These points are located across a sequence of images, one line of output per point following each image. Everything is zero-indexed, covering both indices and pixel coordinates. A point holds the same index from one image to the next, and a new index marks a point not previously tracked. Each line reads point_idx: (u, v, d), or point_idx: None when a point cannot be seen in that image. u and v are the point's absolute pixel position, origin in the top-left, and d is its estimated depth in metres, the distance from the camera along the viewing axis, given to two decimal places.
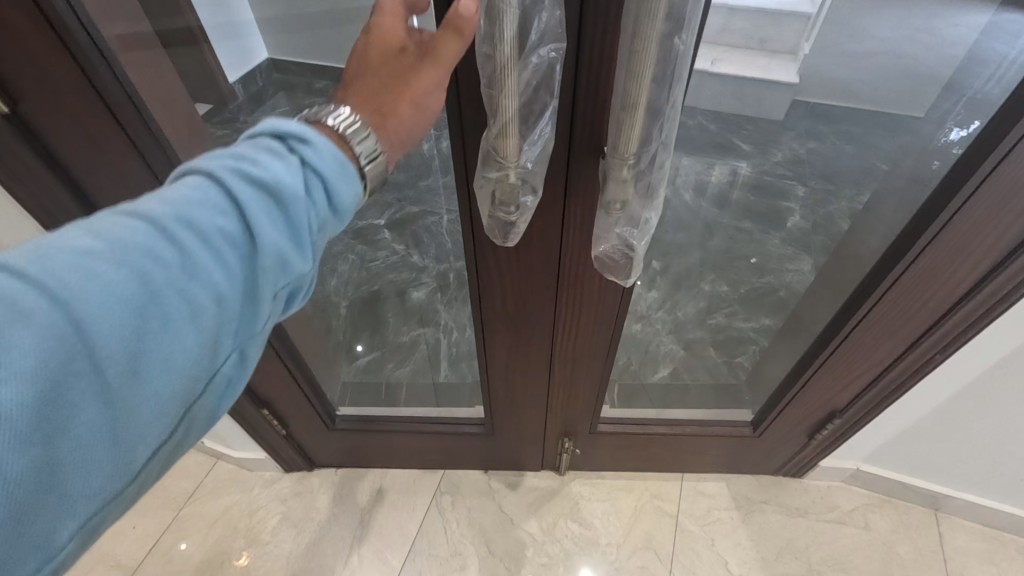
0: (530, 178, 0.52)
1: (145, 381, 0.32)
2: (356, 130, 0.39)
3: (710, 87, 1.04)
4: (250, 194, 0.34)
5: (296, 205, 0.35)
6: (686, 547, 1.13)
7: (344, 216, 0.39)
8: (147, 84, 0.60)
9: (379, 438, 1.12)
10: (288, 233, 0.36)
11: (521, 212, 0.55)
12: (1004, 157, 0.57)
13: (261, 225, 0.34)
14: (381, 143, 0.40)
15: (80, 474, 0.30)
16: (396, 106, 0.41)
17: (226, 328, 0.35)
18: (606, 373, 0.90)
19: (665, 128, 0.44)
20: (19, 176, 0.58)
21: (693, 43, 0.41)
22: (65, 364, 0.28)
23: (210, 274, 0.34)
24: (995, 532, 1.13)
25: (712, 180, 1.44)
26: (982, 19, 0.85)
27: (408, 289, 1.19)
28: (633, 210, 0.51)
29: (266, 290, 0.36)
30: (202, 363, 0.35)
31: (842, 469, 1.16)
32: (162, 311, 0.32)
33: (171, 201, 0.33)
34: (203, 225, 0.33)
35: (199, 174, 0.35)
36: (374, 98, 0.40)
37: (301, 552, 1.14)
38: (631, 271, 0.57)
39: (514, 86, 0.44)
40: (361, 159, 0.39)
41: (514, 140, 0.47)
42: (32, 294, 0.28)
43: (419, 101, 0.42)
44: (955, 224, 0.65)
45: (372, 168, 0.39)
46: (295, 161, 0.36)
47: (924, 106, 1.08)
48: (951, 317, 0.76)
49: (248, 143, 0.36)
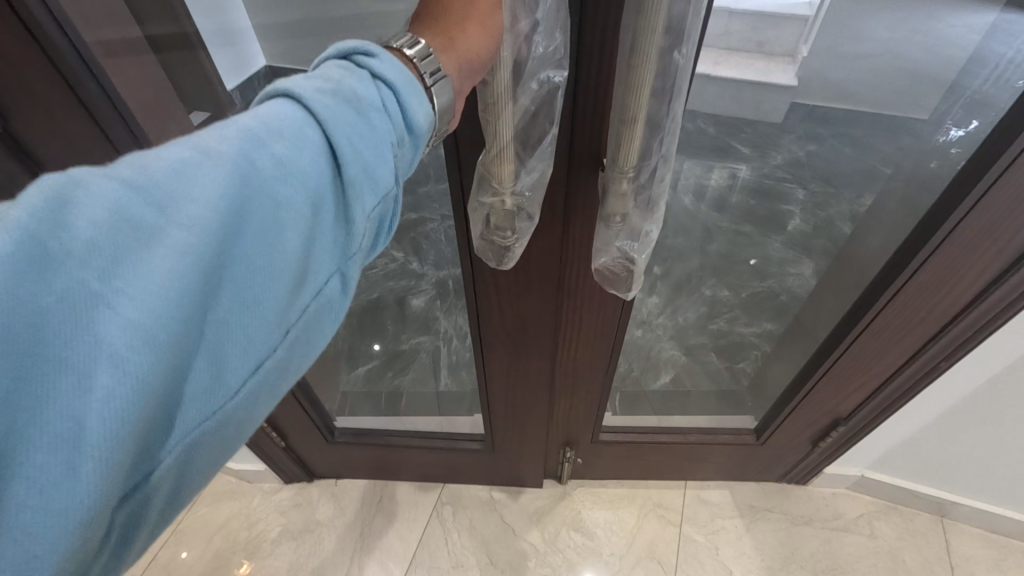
0: (526, 206, 0.52)
1: (241, 302, 0.26)
2: (421, 47, 0.32)
3: (709, 90, 1.03)
4: (332, 100, 0.28)
5: (376, 115, 0.30)
6: (689, 557, 1.12)
7: (427, 133, 0.33)
8: (151, 114, 0.62)
9: (378, 449, 1.14)
10: (379, 143, 0.30)
11: (520, 236, 0.54)
12: (1010, 164, 0.56)
13: (352, 133, 0.29)
14: (446, 65, 0.34)
15: (181, 428, 0.24)
16: (464, 26, 0.36)
17: (320, 253, 0.29)
18: (607, 384, 0.89)
19: (665, 143, 0.44)
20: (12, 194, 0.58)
21: (692, 55, 0.40)
22: (167, 283, 0.23)
23: (300, 177, 0.27)
24: (1002, 538, 1.11)
25: (711, 184, 1.43)
26: (981, 20, 0.84)
27: (406, 296, 1.07)
28: (633, 222, 0.50)
29: (363, 209, 0.30)
30: (302, 293, 0.28)
31: (847, 476, 1.15)
32: (258, 226, 0.26)
33: (253, 115, 0.28)
34: (291, 130, 0.27)
35: (278, 90, 0.29)
36: (433, 21, 0.35)
37: (301, 565, 1.13)
38: (631, 284, 0.57)
39: (509, 115, 0.43)
40: (429, 77, 0.32)
41: (509, 166, 0.47)
42: (124, 210, 0.23)
43: (477, 15, 0.36)
44: (960, 232, 0.64)
45: (441, 90, 0.33)
46: (367, 75, 0.30)
47: (924, 108, 1.07)
48: (957, 325, 0.75)
49: (317, 68, 0.31)
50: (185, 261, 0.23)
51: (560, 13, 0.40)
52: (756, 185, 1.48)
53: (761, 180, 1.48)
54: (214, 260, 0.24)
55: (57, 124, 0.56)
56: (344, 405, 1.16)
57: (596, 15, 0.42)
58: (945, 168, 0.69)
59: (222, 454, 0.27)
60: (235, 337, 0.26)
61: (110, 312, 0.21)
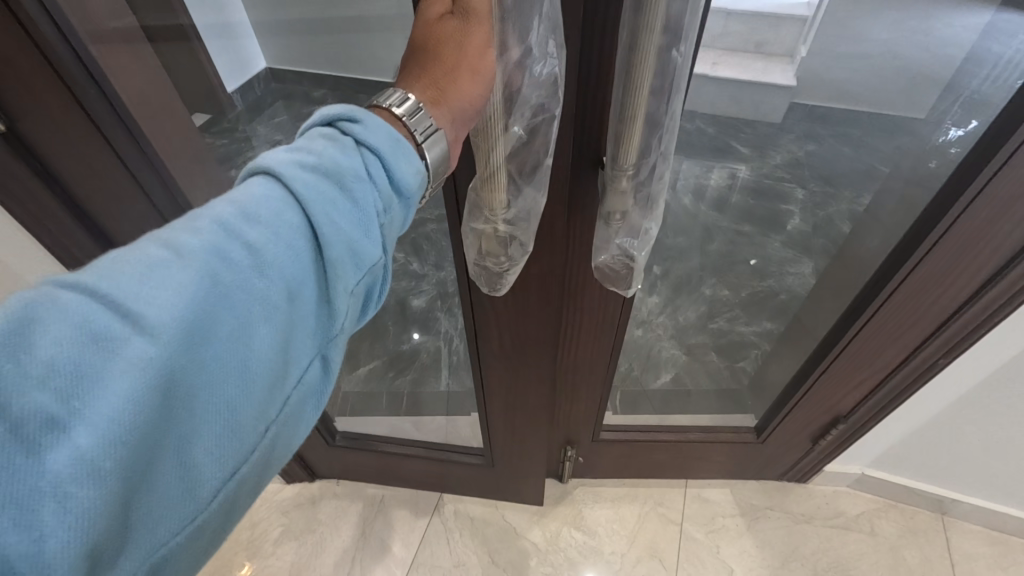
0: (519, 234, 0.53)
1: (212, 401, 0.27)
2: (411, 103, 0.34)
3: (709, 90, 1.04)
4: (311, 179, 0.30)
5: (360, 186, 0.31)
6: (690, 555, 1.12)
7: (413, 196, 0.35)
8: (148, 113, 0.62)
9: (375, 457, 1.14)
10: (357, 216, 0.31)
11: (514, 265, 0.57)
12: (1006, 161, 0.57)
13: (332, 209, 0.30)
14: (437, 120, 0.36)
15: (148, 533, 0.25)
16: (454, 77, 0.37)
17: (296, 337, 0.31)
18: (608, 382, 0.89)
19: (665, 140, 0.44)
20: (19, 195, 0.59)
21: (691, 53, 0.40)
22: (135, 397, 0.23)
23: (275, 265, 0.29)
24: (1003, 536, 1.11)
25: (710, 184, 1.44)
26: (979, 19, 0.85)
27: (407, 297, 1.07)
28: (632, 219, 0.50)
29: (343, 286, 0.31)
30: (278, 380, 0.30)
31: (847, 474, 1.15)
32: (230, 323, 0.27)
33: (232, 201, 0.29)
34: (268, 216, 0.29)
35: (258, 172, 0.31)
36: (424, 72, 0.36)
37: (303, 564, 1.13)
38: (631, 281, 0.57)
39: (501, 144, 0.44)
40: (418, 135, 0.35)
41: (501, 194, 0.48)
42: (90, 324, 0.23)
43: (469, 65, 0.37)
44: (956, 230, 0.64)
45: (432, 149, 0.35)
46: (352, 142, 0.32)
47: (922, 107, 1.08)
48: (955, 322, 0.75)
49: (300, 138, 0.33)
50: (152, 370, 0.24)
51: (558, 24, 0.41)
52: (756, 185, 1.48)
53: (761, 181, 1.48)
54: (184, 364, 0.25)
55: (64, 129, 0.56)
56: (345, 405, 1.16)
57: (595, 16, 0.42)
58: (944, 167, 0.70)
59: (196, 551, 0.28)
60: (207, 428, 0.26)
61: (71, 434, 0.22)
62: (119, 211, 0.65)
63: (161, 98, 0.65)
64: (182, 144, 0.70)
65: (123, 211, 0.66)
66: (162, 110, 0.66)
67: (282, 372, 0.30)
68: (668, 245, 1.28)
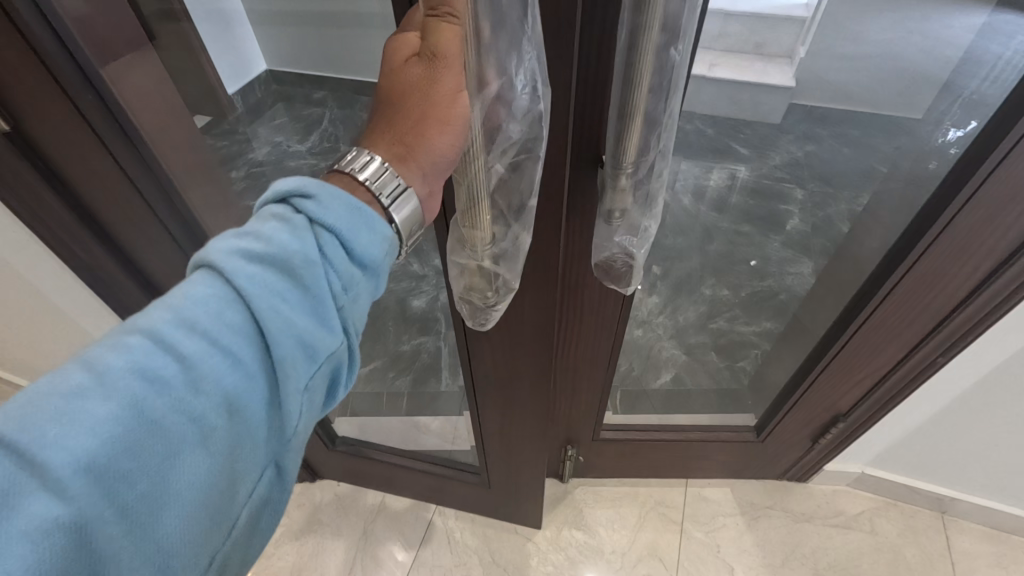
0: (502, 270, 0.55)
1: (140, 525, 0.29)
2: (372, 170, 0.37)
3: (708, 91, 1.05)
4: (256, 278, 0.33)
5: (311, 273, 0.34)
6: (691, 553, 1.12)
7: (373, 270, 0.37)
8: (145, 114, 0.62)
9: (379, 464, 1.17)
10: (306, 308, 0.34)
11: (500, 300, 0.59)
12: (1003, 158, 0.57)
13: (275, 308, 0.33)
14: (406, 178, 0.38)
15: None
16: (425, 129, 0.38)
17: (241, 442, 0.33)
18: (608, 381, 0.90)
19: (663, 138, 0.45)
20: (21, 193, 0.60)
21: (689, 52, 0.41)
22: (49, 544, 0.26)
23: (212, 378, 0.31)
24: (1003, 534, 1.12)
25: (710, 184, 1.45)
26: (977, 20, 0.85)
27: (408, 297, 1.03)
28: (632, 218, 0.51)
29: (294, 381, 0.34)
30: (220, 488, 0.32)
31: (848, 473, 1.15)
32: (157, 448, 0.29)
33: (172, 306, 0.31)
34: (205, 326, 0.31)
35: (203, 274, 0.33)
36: (395, 127, 0.38)
37: (305, 563, 1.14)
38: (632, 278, 0.58)
39: (483, 180, 0.45)
40: (382, 201, 0.37)
41: (483, 232, 0.50)
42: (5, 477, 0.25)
43: (443, 113, 0.38)
44: (952, 230, 0.65)
45: (400, 206, 0.38)
46: (305, 223, 0.34)
47: (920, 107, 1.08)
48: (953, 320, 0.76)
49: (256, 216, 0.35)
50: (66, 515, 0.26)
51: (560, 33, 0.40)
52: (755, 185, 1.48)
53: (760, 181, 1.49)
54: (103, 500, 0.28)
55: (68, 134, 0.57)
56: (346, 405, 1.16)
57: (594, 17, 0.42)
58: (942, 167, 0.70)
59: None
60: (142, 549, 0.29)
61: None
62: (120, 216, 0.66)
63: (159, 100, 0.65)
64: (182, 146, 0.70)
65: (124, 216, 0.66)
66: (163, 117, 0.66)
67: (224, 479, 0.32)
68: (668, 245, 1.29)
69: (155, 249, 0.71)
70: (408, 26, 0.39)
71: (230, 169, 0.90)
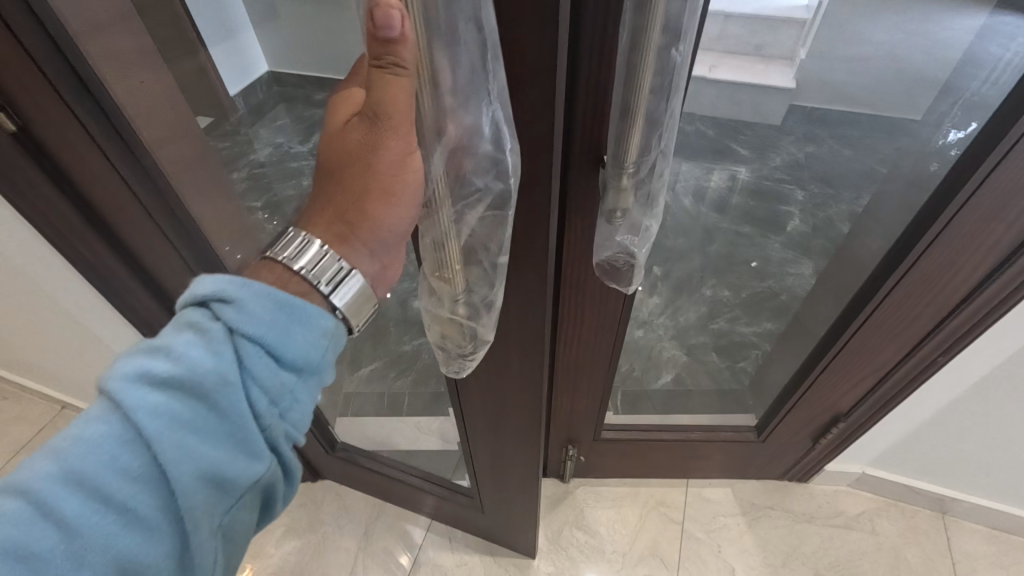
0: (476, 317, 0.53)
1: None
2: (309, 258, 0.39)
3: (709, 93, 1.05)
4: (161, 416, 0.33)
5: (225, 401, 0.35)
6: (692, 553, 1.12)
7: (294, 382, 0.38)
8: (144, 121, 0.63)
9: (372, 473, 1.18)
10: (216, 439, 0.35)
11: (475, 351, 0.57)
12: (1002, 158, 0.57)
13: (183, 443, 0.33)
14: (348, 260, 0.40)
15: None
16: (370, 202, 0.39)
17: None
18: (609, 381, 0.90)
19: (665, 137, 0.45)
20: (27, 190, 0.61)
21: (690, 53, 0.41)
22: None
23: (111, 527, 0.32)
24: (1004, 535, 1.12)
25: (711, 185, 1.45)
26: (976, 22, 0.86)
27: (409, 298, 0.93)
28: (634, 217, 0.51)
29: (203, 515, 0.35)
30: None
31: (848, 473, 1.16)
32: None
33: (62, 455, 0.31)
34: (103, 472, 0.32)
35: (101, 410, 0.33)
36: (342, 202, 0.39)
37: (306, 562, 1.14)
38: (632, 277, 0.58)
39: (450, 224, 0.44)
40: (321, 288, 0.39)
41: (454, 278, 0.48)
42: None
43: (393, 174, 0.38)
44: (953, 228, 0.65)
45: (345, 285, 0.39)
46: (217, 347, 0.35)
47: (920, 109, 1.09)
48: (954, 319, 0.76)
49: (167, 336, 0.35)
50: None
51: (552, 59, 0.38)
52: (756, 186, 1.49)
53: (761, 183, 1.49)
54: None
55: (71, 139, 0.57)
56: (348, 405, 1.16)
57: (594, 19, 0.42)
58: (942, 168, 0.71)
59: None
60: None
61: None
62: (124, 220, 0.66)
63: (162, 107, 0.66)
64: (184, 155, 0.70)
65: (129, 220, 0.67)
66: (165, 120, 0.67)
67: None
68: (669, 246, 1.29)
69: (158, 249, 0.71)
70: (359, 90, 0.39)
71: (232, 169, 0.90)
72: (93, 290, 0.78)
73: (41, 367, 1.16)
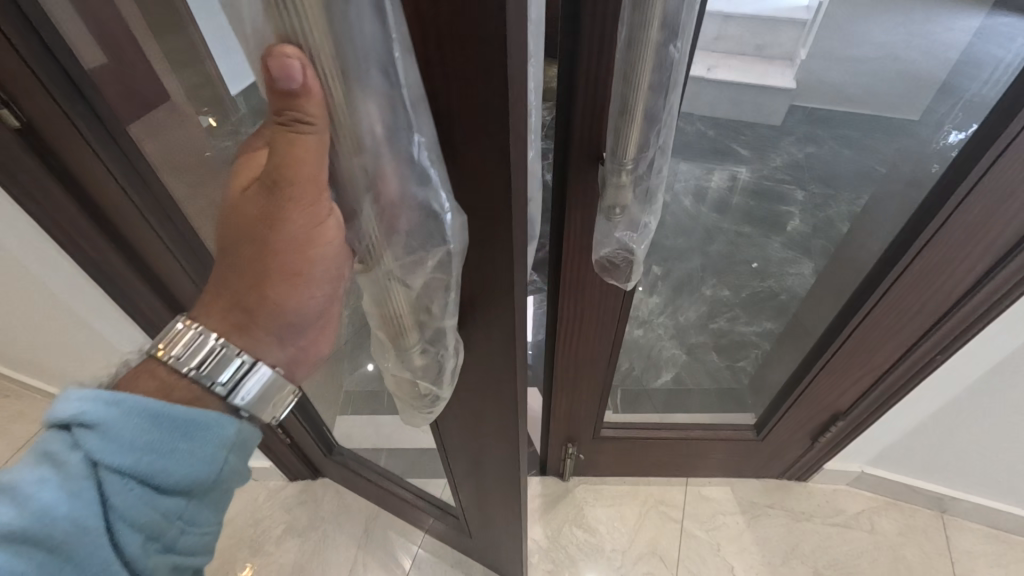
0: (433, 378, 0.54)
1: None
2: (201, 358, 0.41)
3: (710, 93, 1.06)
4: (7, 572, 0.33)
5: (86, 546, 0.35)
6: (691, 551, 1.13)
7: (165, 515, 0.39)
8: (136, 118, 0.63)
9: (366, 483, 1.16)
10: None
11: (435, 407, 0.59)
12: (1001, 155, 0.58)
13: None
14: (244, 347, 0.43)
15: None
16: (278, 281, 0.41)
17: None
18: (609, 378, 0.90)
19: (664, 133, 0.45)
20: (31, 190, 0.61)
21: (688, 48, 0.41)
22: None
23: None
24: (1003, 534, 1.12)
25: (711, 186, 1.46)
26: (976, 22, 0.86)
27: None
28: (632, 214, 0.52)
29: None
30: None
31: (847, 472, 1.16)
32: None
33: None
34: None
35: None
36: (252, 279, 0.41)
37: (307, 559, 1.14)
38: (631, 273, 0.59)
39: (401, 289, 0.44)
40: (217, 387, 0.41)
41: (409, 338, 0.49)
42: None
43: (291, 249, 0.39)
44: (952, 225, 0.65)
45: (248, 374, 0.42)
46: (82, 486, 0.36)
47: (919, 109, 1.09)
48: (954, 316, 0.76)
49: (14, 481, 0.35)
50: None
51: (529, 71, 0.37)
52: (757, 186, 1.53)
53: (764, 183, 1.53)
54: None
55: (78, 136, 0.57)
56: None
57: (594, 17, 0.43)
58: (942, 168, 0.71)
59: None
60: None
61: None
62: (129, 217, 0.67)
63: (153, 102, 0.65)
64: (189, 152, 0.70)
65: (133, 217, 0.67)
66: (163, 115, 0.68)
67: None
68: (669, 245, 1.29)
69: (160, 245, 0.71)
70: (261, 151, 0.39)
71: None
72: (96, 288, 0.78)
73: (41, 366, 1.16)
